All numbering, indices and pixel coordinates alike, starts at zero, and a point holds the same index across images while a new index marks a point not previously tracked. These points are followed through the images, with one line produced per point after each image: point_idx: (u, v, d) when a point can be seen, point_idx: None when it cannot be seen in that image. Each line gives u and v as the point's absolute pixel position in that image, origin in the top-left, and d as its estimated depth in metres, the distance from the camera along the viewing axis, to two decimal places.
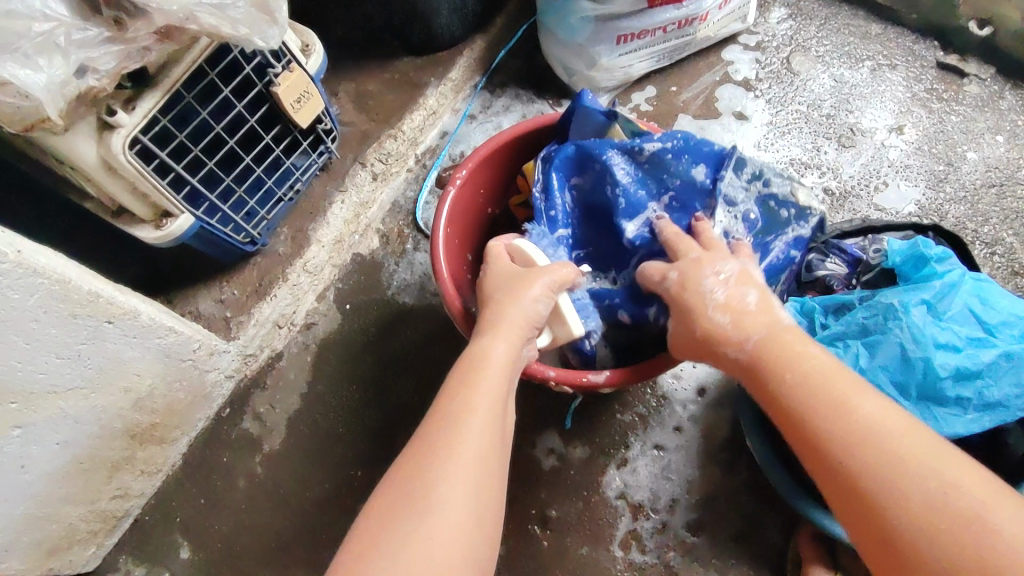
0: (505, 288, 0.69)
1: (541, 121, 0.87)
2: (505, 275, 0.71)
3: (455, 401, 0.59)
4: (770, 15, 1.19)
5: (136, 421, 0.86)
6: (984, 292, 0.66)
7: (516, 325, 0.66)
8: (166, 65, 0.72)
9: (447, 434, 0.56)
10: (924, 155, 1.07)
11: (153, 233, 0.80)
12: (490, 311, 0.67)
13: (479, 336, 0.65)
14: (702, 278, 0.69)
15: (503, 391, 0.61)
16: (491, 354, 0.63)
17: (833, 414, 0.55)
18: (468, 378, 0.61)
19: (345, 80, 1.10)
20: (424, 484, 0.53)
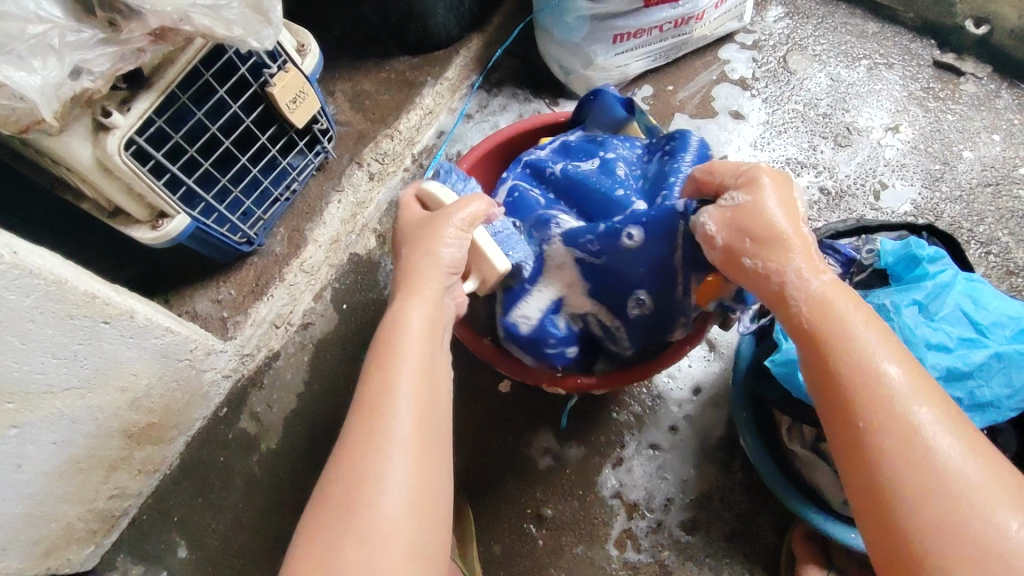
0: (421, 242, 0.65)
1: (545, 120, 0.91)
2: (418, 228, 0.67)
3: (378, 381, 0.56)
4: (767, 14, 1.19)
5: (133, 420, 0.86)
6: (976, 294, 0.66)
7: (432, 288, 0.63)
8: (160, 66, 0.72)
9: (378, 423, 0.53)
10: (920, 154, 1.07)
11: (149, 234, 0.81)
12: (405, 281, 0.63)
13: (398, 305, 0.61)
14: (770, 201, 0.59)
15: (428, 360, 0.58)
16: (409, 323, 0.60)
17: (868, 382, 0.50)
18: (387, 355, 0.57)
19: (342, 80, 1.10)
20: (359, 482, 0.51)
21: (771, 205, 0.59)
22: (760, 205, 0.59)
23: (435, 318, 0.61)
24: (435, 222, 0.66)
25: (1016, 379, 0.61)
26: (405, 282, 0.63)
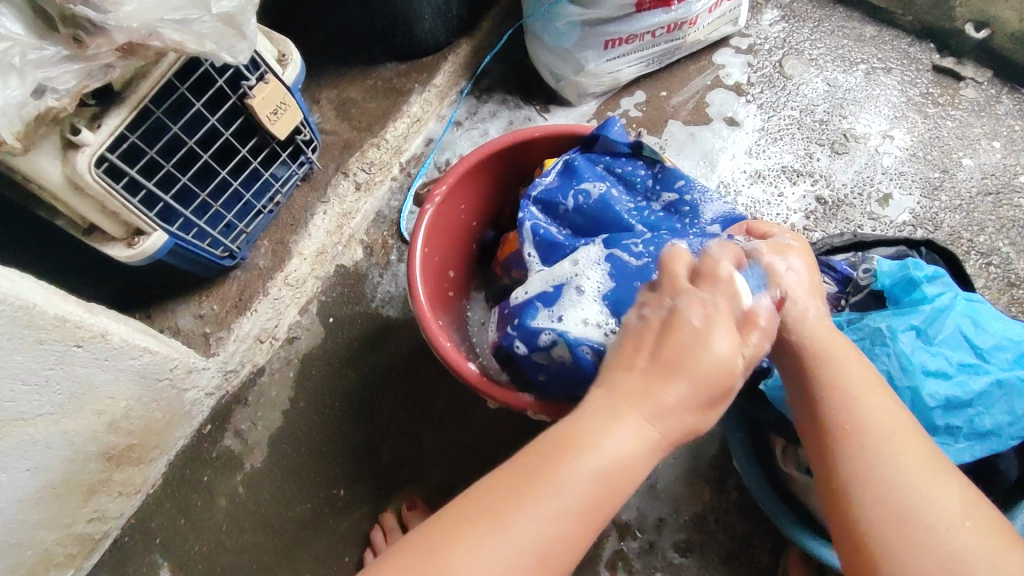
0: (725, 321, 0.48)
1: (532, 134, 0.80)
2: (710, 297, 0.50)
3: (525, 468, 0.44)
4: (763, 17, 1.16)
5: (111, 442, 0.84)
6: (977, 315, 0.64)
7: (673, 418, 0.45)
8: (133, 80, 0.69)
9: (498, 520, 0.41)
10: (919, 162, 1.04)
11: (125, 252, 0.78)
12: (648, 372, 0.46)
13: (601, 403, 0.46)
14: (793, 258, 0.61)
15: (600, 502, 0.43)
16: (606, 446, 0.44)
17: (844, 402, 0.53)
18: (556, 452, 0.44)
19: (328, 88, 1.07)
20: (432, 571, 0.40)
21: (795, 262, 0.61)
22: (799, 247, 0.62)
23: (638, 458, 0.44)
24: (722, 311, 0.49)
25: (1019, 407, 0.60)
26: (655, 362, 0.46)
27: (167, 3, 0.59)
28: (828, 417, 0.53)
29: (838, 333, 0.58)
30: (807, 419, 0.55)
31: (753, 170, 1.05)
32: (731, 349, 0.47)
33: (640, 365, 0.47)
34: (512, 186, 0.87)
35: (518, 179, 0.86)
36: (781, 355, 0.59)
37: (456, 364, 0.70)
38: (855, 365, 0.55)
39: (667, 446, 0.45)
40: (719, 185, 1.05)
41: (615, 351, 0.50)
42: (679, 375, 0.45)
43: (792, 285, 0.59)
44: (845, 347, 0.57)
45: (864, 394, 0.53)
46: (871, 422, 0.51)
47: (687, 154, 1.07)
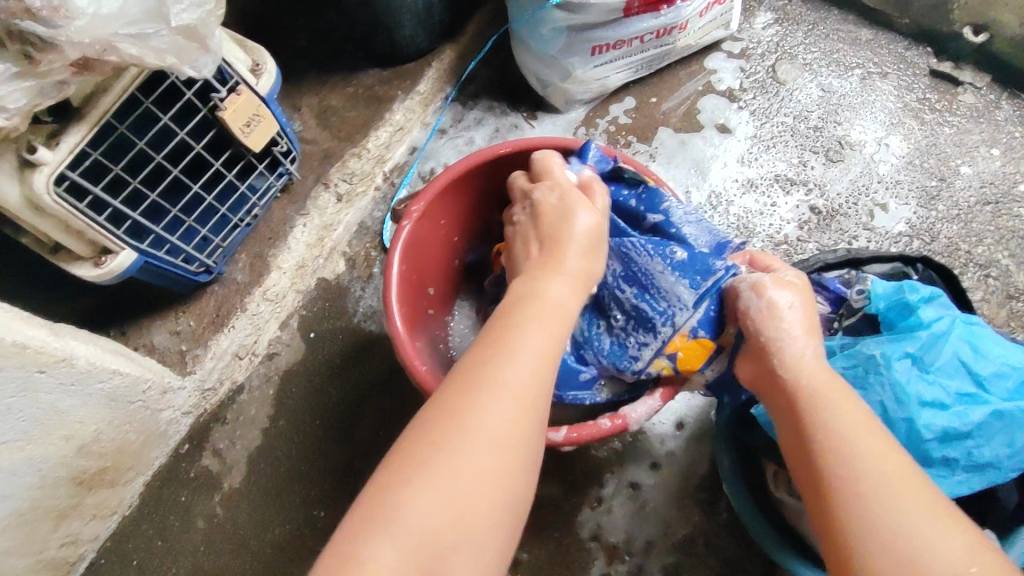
0: (580, 208, 0.62)
1: (503, 150, 0.76)
2: (565, 187, 0.64)
3: (493, 337, 0.52)
4: (756, 20, 1.13)
5: (80, 467, 0.82)
6: (975, 339, 0.61)
7: (580, 272, 0.58)
8: (92, 95, 0.66)
9: (489, 368, 0.49)
10: (915, 170, 1.02)
11: (92, 271, 0.75)
12: (551, 250, 0.59)
13: (529, 278, 0.57)
14: (785, 293, 0.60)
15: (557, 339, 0.53)
16: (550, 294, 0.56)
17: (838, 443, 0.51)
18: (510, 317, 0.54)
19: (308, 94, 1.04)
20: (443, 428, 0.46)
21: (783, 297, 0.59)
22: (799, 282, 0.61)
23: (574, 302, 0.56)
24: (572, 199, 0.63)
25: (1019, 439, 0.57)
26: (550, 243, 0.60)
27: (123, 17, 0.57)
28: (823, 457, 0.51)
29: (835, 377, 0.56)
30: (800, 459, 0.54)
31: (746, 179, 1.02)
32: (600, 219, 0.61)
33: (540, 245, 0.60)
34: (492, 201, 0.83)
35: (502, 196, 0.83)
36: (773, 394, 0.58)
37: (432, 390, 0.67)
38: (846, 402, 0.54)
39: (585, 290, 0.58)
40: (710, 195, 1.02)
41: (522, 245, 0.62)
42: (569, 238, 0.59)
43: (783, 322, 0.58)
44: (839, 386, 0.55)
45: (859, 434, 0.51)
46: (866, 462, 0.49)
47: (678, 163, 1.04)
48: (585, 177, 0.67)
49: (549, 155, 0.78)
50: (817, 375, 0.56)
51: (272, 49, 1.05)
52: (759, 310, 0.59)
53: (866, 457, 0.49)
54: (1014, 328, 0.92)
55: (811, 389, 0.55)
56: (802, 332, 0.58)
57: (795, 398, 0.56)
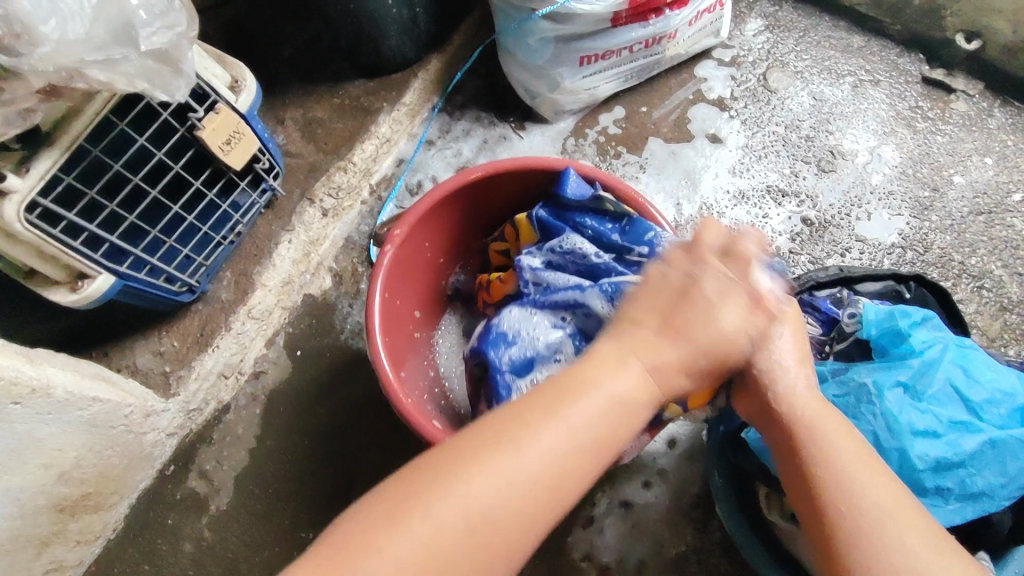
0: (725, 296, 0.53)
1: (474, 174, 0.75)
2: (715, 270, 0.54)
3: (540, 402, 0.47)
4: (746, 27, 1.12)
5: (62, 494, 0.80)
6: (968, 364, 0.62)
7: (672, 374, 0.50)
8: (62, 120, 0.64)
9: (529, 426, 0.46)
10: (908, 180, 1.01)
11: (68, 296, 0.73)
12: (661, 332, 0.51)
13: (612, 350, 0.51)
14: (777, 320, 0.57)
15: (600, 439, 0.47)
16: (611, 384, 0.49)
17: (836, 479, 0.51)
18: (564, 393, 0.48)
19: (292, 106, 1.02)
20: (438, 483, 0.44)
21: (775, 321, 0.57)
22: (791, 308, 0.59)
23: (642, 395, 0.49)
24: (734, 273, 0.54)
25: (1012, 467, 0.58)
26: (666, 326, 0.51)
27: (90, 41, 0.55)
28: (821, 492, 0.51)
29: (826, 404, 0.56)
30: (800, 493, 0.53)
31: (737, 190, 1.01)
32: (738, 324, 0.53)
33: (649, 325, 0.52)
34: (472, 221, 0.82)
35: (486, 217, 0.83)
36: (769, 427, 0.58)
37: (414, 419, 0.65)
38: (845, 436, 0.54)
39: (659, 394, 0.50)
40: (701, 207, 1.00)
41: (638, 305, 0.54)
42: (683, 331, 0.51)
43: (773, 346, 0.57)
44: (836, 419, 0.55)
45: (859, 469, 0.51)
46: (869, 500, 0.49)
47: (668, 174, 1.03)
48: (750, 254, 0.56)
49: (524, 175, 0.77)
50: (810, 407, 0.56)
51: (255, 60, 1.03)
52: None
53: (868, 496, 0.49)
54: (1008, 340, 0.91)
55: (808, 421, 0.55)
56: (791, 352, 0.57)
57: (790, 432, 0.55)
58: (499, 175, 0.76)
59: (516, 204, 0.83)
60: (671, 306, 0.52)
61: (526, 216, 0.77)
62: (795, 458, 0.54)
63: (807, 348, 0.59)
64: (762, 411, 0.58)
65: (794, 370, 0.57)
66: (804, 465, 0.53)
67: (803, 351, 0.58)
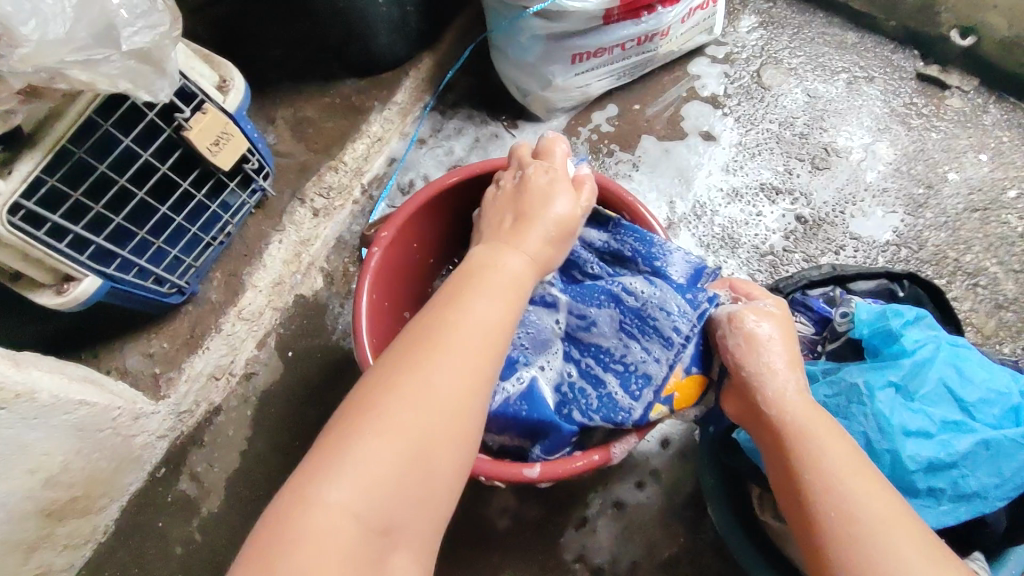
0: (560, 187, 0.59)
1: (453, 179, 0.75)
2: (543, 172, 0.61)
3: (442, 299, 0.48)
4: (740, 24, 1.12)
5: (50, 498, 0.79)
6: (961, 363, 0.62)
7: (541, 253, 0.54)
8: (45, 121, 0.63)
9: (440, 327, 0.45)
10: (902, 177, 1.00)
11: (54, 299, 0.72)
12: (516, 223, 0.56)
13: (487, 251, 0.53)
14: (763, 327, 0.60)
15: (507, 309, 0.48)
16: (504, 264, 0.51)
17: (824, 485, 0.51)
18: (460, 285, 0.49)
19: (283, 106, 1.01)
20: (370, 399, 0.42)
21: (764, 329, 0.60)
22: (780, 313, 0.62)
23: (527, 276, 0.52)
24: (557, 179, 0.60)
25: (1005, 468, 0.57)
26: (517, 219, 0.56)
27: (71, 42, 0.54)
28: (810, 500, 0.51)
29: (818, 409, 0.56)
30: (788, 496, 0.54)
31: (730, 188, 1.01)
32: (572, 208, 0.57)
33: (507, 226, 0.56)
34: (459, 224, 0.82)
35: (475, 217, 0.83)
36: (761, 435, 0.58)
37: None
38: (836, 441, 0.53)
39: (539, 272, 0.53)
40: (695, 206, 1.00)
41: (489, 217, 0.60)
42: (539, 217, 0.56)
43: (763, 355, 0.59)
44: (828, 424, 0.55)
45: (849, 476, 0.51)
46: (856, 506, 0.49)
47: (661, 172, 1.02)
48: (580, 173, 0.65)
49: None
50: (800, 413, 0.56)
51: (245, 59, 1.02)
52: (741, 340, 0.60)
53: (854, 499, 0.49)
54: (1003, 338, 0.91)
55: (797, 428, 0.55)
56: (782, 359, 0.59)
57: (780, 440, 0.56)
58: (487, 174, 0.76)
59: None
60: (524, 203, 0.58)
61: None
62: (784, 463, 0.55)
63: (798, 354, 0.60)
64: (755, 418, 0.58)
65: (785, 375, 0.58)
66: (792, 469, 0.53)
67: (794, 357, 0.60)
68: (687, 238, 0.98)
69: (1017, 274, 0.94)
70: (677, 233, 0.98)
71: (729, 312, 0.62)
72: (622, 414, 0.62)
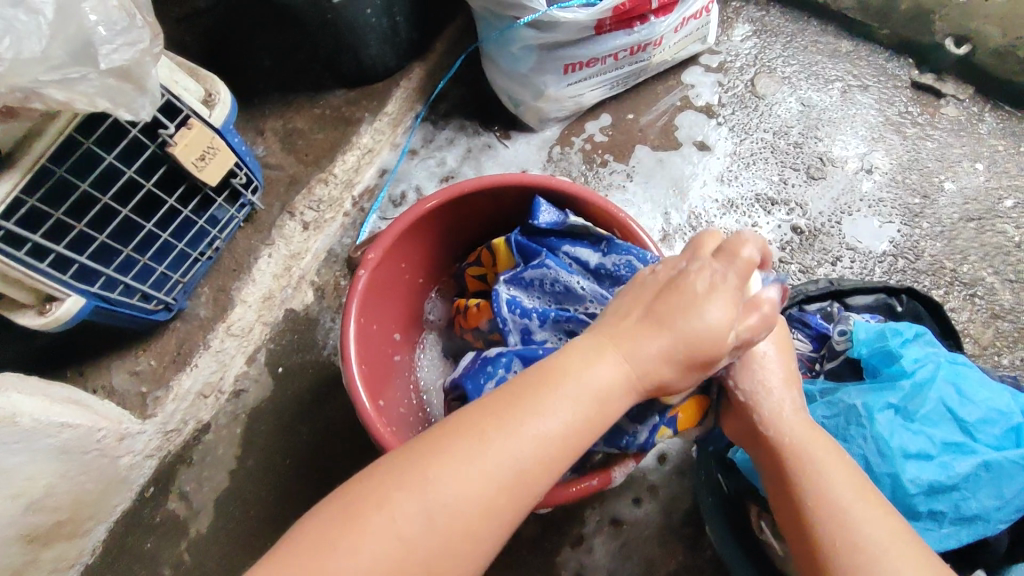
0: (727, 293, 0.50)
1: (431, 204, 0.73)
2: (714, 267, 0.51)
3: (517, 394, 0.47)
4: (733, 32, 1.11)
5: (33, 523, 0.77)
6: (962, 381, 0.61)
7: (654, 363, 0.49)
8: (25, 140, 0.62)
9: (496, 431, 0.45)
10: (898, 187, 0.99)
11: (37, 320, 0.70)
12: (642, 323, 0.49)
13: (586, 344, 0.49)
14: (763, 346, 0.58)
15: (575, 436, 0.47)
16: (589, 375, 0.48)
17: (825, 504, 0.50)
18: (542, 379, 0.47)
19: (271, 117, 0.99)
20: (408, 487, 0.44)
21: (765, 347, 0.58)
22: (778, 330, 0.59)
23: (621, 388, 0.48)
24: (722, 283, 0.50)
25: (1008, 490, 0.56)
26: (648, 314, 0.50)
27: (46, 60, 0.53)
28: (811, 518, 0.50)
29: (813, 425, 0.55)
30: (788, 519, 0.52)
31: (725, 199, 1.00)
32: (723, 329, 0.49)
33: (634, 315, 0.50)
34: (442, 244, 0.80)
35: (464, 235, 0.82)
36: (756, 448, 0.57)
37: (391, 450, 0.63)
38: (838, 465, 0.52)
39: (638, 386, 0.49)
40: (690, 217, 0.99)
41: (625, 306, 0.51)
42: (672, 323, 0.49)
43: (761, 371, 0.57)
44: (825, 442, 0.54)
45: (854, 499, 0.49)
46: (856, 529, 0.48)
47: (656, 183, 1.01)
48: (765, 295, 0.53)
49: (498, 192, 0.76)
50: (798, 432, 0.54)
51: (234, 70, 1.01)
52: (736, 358, 0.57)
53: (860, 524, 0.48)
54: (1000, 348, 0.90)
55: (793, 444, 0.54)
56: (779, 373, 0.57)
57: (777, 455, 0.54)
58: (476, 192, 0.75)
59: (481, 224, 0.81)
60: (674, 315, 0.49)
61: (502, 239, 0.75)
62: (783, 485, 0.53)
63: (795, 370, 0.59)
64: (750, 431, 0.57)
65: (783, 393, 0.56)
66: (794, 491, 0.52)
67: (791, 372, 0.58)
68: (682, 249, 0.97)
69: (1014, 283, 0.94)
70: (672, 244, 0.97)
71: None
72: (625, 437, 0.60)
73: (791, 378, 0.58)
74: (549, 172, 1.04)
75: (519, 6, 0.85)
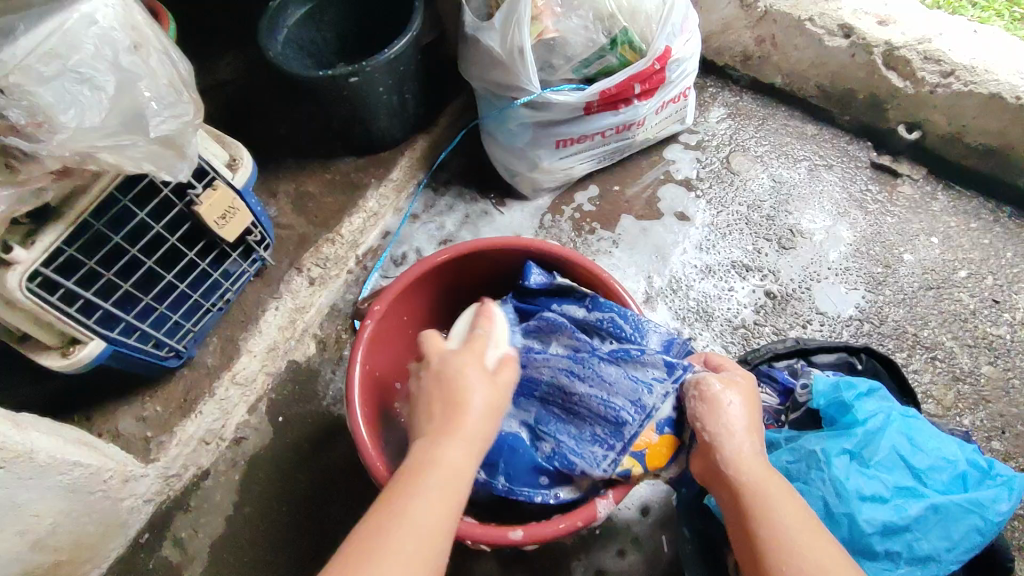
0: (480, 367, 0.60)
1: (437, 260, 0.81)
2: (457, 351, 0.62)
3: (390, 496, 0.52)
4: (709, 115, 1.23)
5: (36, 561, 0.79)
6: (912, 433, 0.67)
7: (477, 434, 0.56)
8: (69, 197, 0.69)
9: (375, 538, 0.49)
10: (862, 257, 1.08)
11: (59, 361, 0.75)
12: (447, 412, 0.56)
13: (421, 442, 0.56)
14: (728, 396, 0.64)
15: (450, 501, 0.52)
16: (442, 460, 0.54)
17: (775, 539, 0.55)
18: (410, 479, 0.53)
19: (285, 180, 1.07)
20: None
21: (732, 399, 0.64)
22: (744, 383, 0.66)
23: (467, 463, 0.55)
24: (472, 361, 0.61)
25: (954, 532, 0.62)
26: (447, 402, 0.57)
27: (102, 129, 0.60)
28: (765, 548, 0.55)
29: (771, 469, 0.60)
30: (743, 549, 0.57)
31: (704, 265, 1.07)
32: (490, 389, 0.58)
33: (437, 409, 0.57)
34: (443, 299, 0.87)
35: (463, 295, 0.89)
36: (718, 487, 0.62)
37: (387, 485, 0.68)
38: (787, 501, 0.57)
39: (479, 452, 0.56)
40: (671, 280, 1.06)
41: (423, 401, 0.59)
42: (463, 403, 0.57)
43: (725, 421, 0.63)
44: (779, 484, 0.59)
45: (799, 530, 0.55)
46: (802, 562, 0.53)
47: (640, 249, 1.09)
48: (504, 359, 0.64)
49: (498, 254, 0.83)
50: (755, 474, 0.59)
51: (253, 137, 1.10)
52: (702, 401, 0.64)
53: (804, 557, 0.53)
54: (962, 410, 0.96)
55: (750, 484, 0.59)
56: (742, 423, 0.63)
57: (736, 495, 0.59)
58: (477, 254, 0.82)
59: (480, 282, 0.88)
60: (457, 392, 0.57)
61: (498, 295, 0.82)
62: (739, 517, 0.58)
63: (761, 420, 0.64)
64: (713, 471, 0.62)
65: (742, 441, 0.62)
66: (748, 524, 0.57)
67: (755, 421, 0.63)
68: (663, 311, 1.04)
69: (971, 348, 1.01)
70: (655, 307, 1.04)
71: (696, 378, 0.67)
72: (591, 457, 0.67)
73: (754, 427, 0.63)
74: (541, 237, 1.12)
75: (516, 88, 0.95)
